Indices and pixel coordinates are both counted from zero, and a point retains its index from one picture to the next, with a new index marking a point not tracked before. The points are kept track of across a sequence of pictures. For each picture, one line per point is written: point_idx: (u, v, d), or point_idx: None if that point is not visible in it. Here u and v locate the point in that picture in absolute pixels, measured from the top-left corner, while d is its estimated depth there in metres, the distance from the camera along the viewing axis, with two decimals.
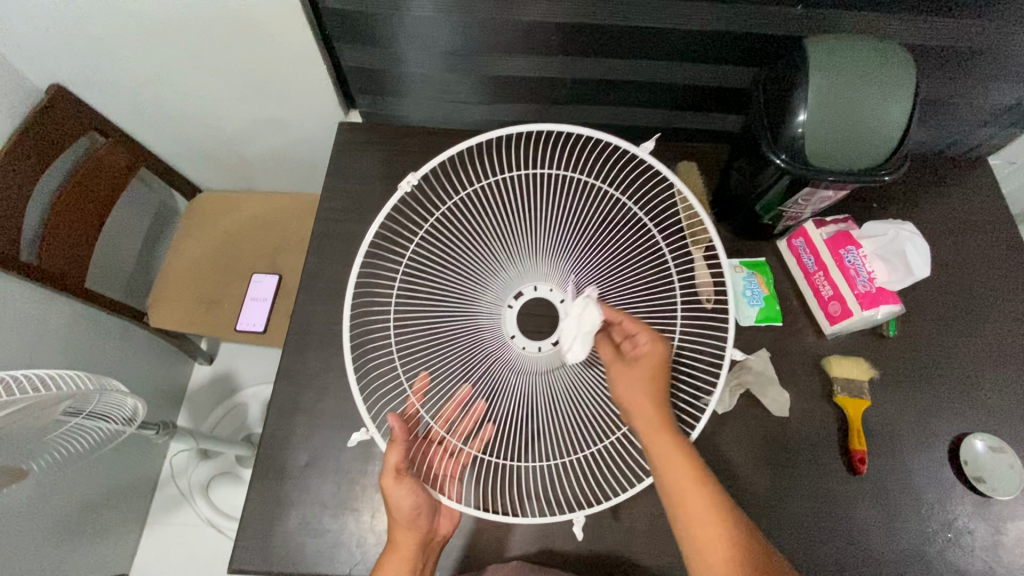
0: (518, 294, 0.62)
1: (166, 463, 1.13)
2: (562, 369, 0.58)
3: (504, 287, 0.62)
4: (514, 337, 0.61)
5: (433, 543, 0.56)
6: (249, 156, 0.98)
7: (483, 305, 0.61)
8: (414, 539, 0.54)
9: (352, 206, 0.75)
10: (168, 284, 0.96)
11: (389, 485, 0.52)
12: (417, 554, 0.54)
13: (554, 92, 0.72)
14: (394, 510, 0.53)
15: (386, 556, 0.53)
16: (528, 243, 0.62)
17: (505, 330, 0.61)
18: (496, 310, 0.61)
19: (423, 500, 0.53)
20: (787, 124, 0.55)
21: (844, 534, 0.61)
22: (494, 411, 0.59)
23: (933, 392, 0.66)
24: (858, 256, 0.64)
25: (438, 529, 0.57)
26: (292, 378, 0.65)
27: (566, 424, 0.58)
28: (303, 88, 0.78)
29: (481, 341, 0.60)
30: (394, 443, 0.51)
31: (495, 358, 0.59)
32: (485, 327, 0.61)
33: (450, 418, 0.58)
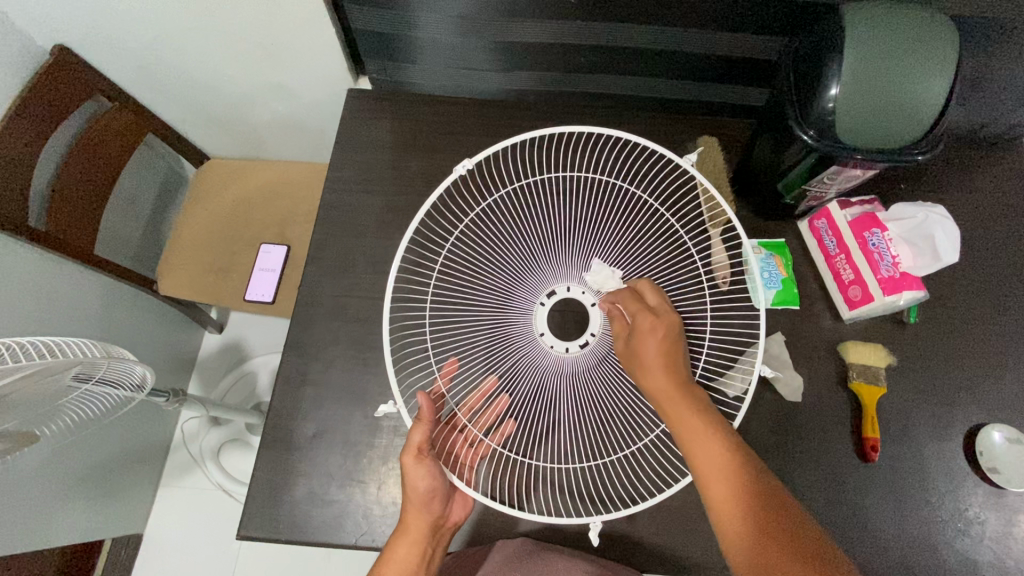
0: (550, 293, 0.58)
1: (178, 428, 1.16)
2: (592, 374, 0.56)
3: (539, 284, 0.59)
4: (543, 336, 0.57)
5: (444, 530, 0.55)
6: (258, 123, 0.96)
7: (515, 305, 0.59)
8: (424, 523, 0.53)
9: (362, 177, 0.73)
10: (176, 252, 0.96)
11: (409, 464, 0.51)
12: (428, 538, 0.53)
13: (572, 61, 0.70)
14: (409, 492, 0.52)
15: (397, 537, 0.53)
16: (565, 245, 0.60)
17: (534, 327, 0.57)
18: (528, 307, 0.58)
19: (439, 483, 0.52)
20: (816, 98, 0.53)
21: (851, 520, 0.61)
22: (518, 408, 0.59)
23: (952, 381, 0.65)
24: (882, 239, 0.61)
25: (450, 516, 0.55)
26: (300, 349, 0.65)
27: (589, 428, 0.58)
28: (313, 53, 0.76)
29: (510, 339, 0.57)
30: (420, 422, 0.50)
31: (522, 356, 0.57)
32: (516, 325, 0.58)
33: (474, 407, 0.58)
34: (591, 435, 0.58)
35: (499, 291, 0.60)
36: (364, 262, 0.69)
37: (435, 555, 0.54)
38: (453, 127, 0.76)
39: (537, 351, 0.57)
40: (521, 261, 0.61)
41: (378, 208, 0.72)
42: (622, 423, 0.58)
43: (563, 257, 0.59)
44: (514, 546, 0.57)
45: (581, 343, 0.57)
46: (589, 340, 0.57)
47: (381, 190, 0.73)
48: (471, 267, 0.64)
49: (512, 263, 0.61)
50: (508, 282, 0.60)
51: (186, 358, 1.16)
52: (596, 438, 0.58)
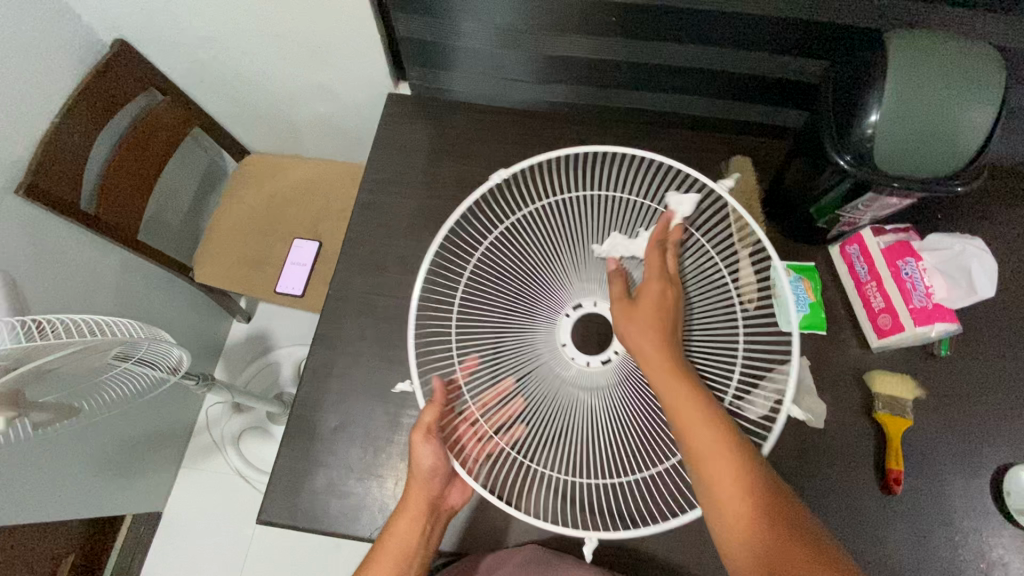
0: (576, 305, 0.60)
1: (202, 412, 1.19)
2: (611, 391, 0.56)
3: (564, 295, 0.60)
4: (565, 346, 0.58)
5: (441, 510, 0.56)
6: (298, 123, 0.99)
7: (539, 316, 0.60)
8: (423, 502, 0.54)
9: (397, 179, 0.75)
10: (213, 242, 0.99)
11: (417, 441, 0.52)
12: (427, 516, 0.54)
13: (608, 76, 0.71)
14: (414, 467, 0.53)
15: (398, 512, 0.54)
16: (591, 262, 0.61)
17: (557, 337, 0.58)
18: (551, 319, 0.60)
19: (443, 465, 0.53)
20: (854, 126, 0.53)
21: (868, 553, 0.60)
22: (531, 414, 0.57)
23: (982, 417, 0.63)
24: (916, 269, 0.61)
25: (448, 499, 0.57)
26: (328, 343, 0.67)
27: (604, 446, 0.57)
28: (356, 57, 0.78)
29: (531, 346, 0.58)
30: (433, 404, 0.52)
31: (541, 362, 0.57)
32: (539, 334, 0.59)
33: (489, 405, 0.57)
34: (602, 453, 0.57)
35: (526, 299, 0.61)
36: (394, 262, 0.71)
37: (432, 536, 0.56)
38: (488, 135, 0.77)
39: (557, 361, 0.58)
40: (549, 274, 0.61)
41: (411, 209, 0.74)
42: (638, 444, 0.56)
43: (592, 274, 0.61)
44: (526, 551, 0.58)
45: (604, 360, 0.57)
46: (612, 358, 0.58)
47: (414, 192, 0.75)
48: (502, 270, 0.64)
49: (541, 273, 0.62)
50: (535, 291, 0.61)
51: (214, 345, 1.19)
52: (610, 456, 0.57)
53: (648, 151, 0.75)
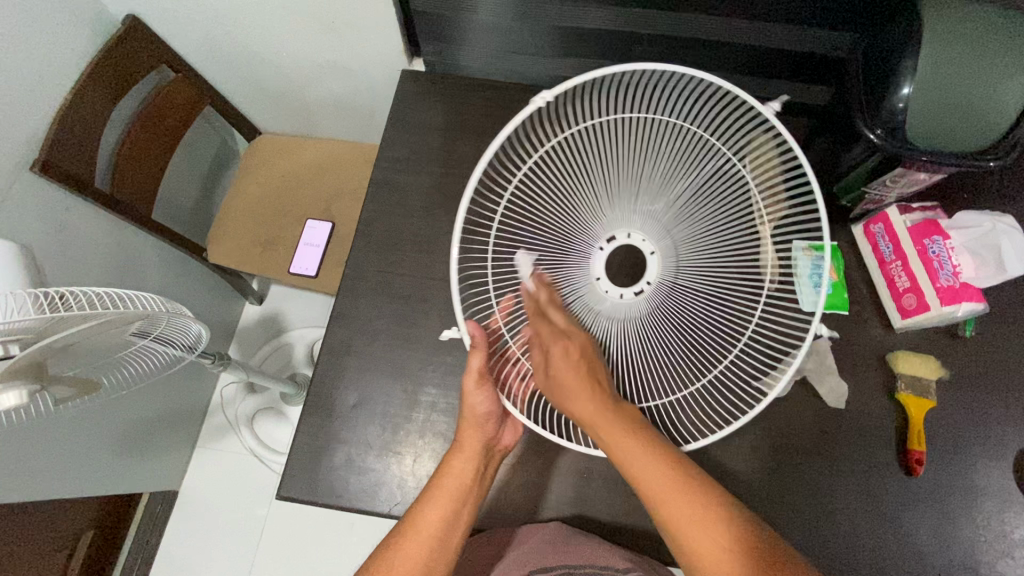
0: (610, 238, 0.57)
1: (216, 393, 1.19)
2: (645, 319, 0.55)
3: (597, 227, 0.57)
4: (599, 280, 0.57)
5: (495, 452, 0.57)
6: (310, 103, 0.98)
7: (574, 247, 0.57)
8: (477, 443, 0.54)
9: (413, 158, 0.75)
10: (226, 222, 0.99)
11: (470, 387, 0.53)
12: (481, 457, 0.54)
13: (629, 49, 0.69)
14: (467, 410, 0.54)
15: (452, 455, 0.54)
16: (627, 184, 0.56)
17: (592, 272, 0.57)
18: (587, 251, 0.57)
19: (497, 407, 0.54)
20: (885, 98, 0.52)
21: (887, 533, 0.59)
22: None
23: (1005, 399, 0.62)
24: (943, 247, 0.60)
25: (501, 439, 0.57)
26: (345, 321, 0.66)
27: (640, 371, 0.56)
28: (370, 34, 0.77)
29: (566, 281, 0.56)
30: (476, 348, 0.51)
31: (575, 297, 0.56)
32: (572, 268, 0.57)
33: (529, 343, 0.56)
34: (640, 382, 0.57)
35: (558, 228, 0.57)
36: (410, 241, 0.70)
37: (488, 475, 0.56)
38: (505, 113, 0.76)
39: (591, 295, 0.56)
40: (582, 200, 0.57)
41: (428, 188, 0.73)
42: (673, 365, 0.56)
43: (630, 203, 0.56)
44: (550, 527, 0.58)
45: (637, 291, 0.56)
46: (644, 288, 0.56)
47: (431, 170, 0.74)
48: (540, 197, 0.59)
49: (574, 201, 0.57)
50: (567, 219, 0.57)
51: (226, 327, 1.20)
52: (650, 381, 0.56)
53: None
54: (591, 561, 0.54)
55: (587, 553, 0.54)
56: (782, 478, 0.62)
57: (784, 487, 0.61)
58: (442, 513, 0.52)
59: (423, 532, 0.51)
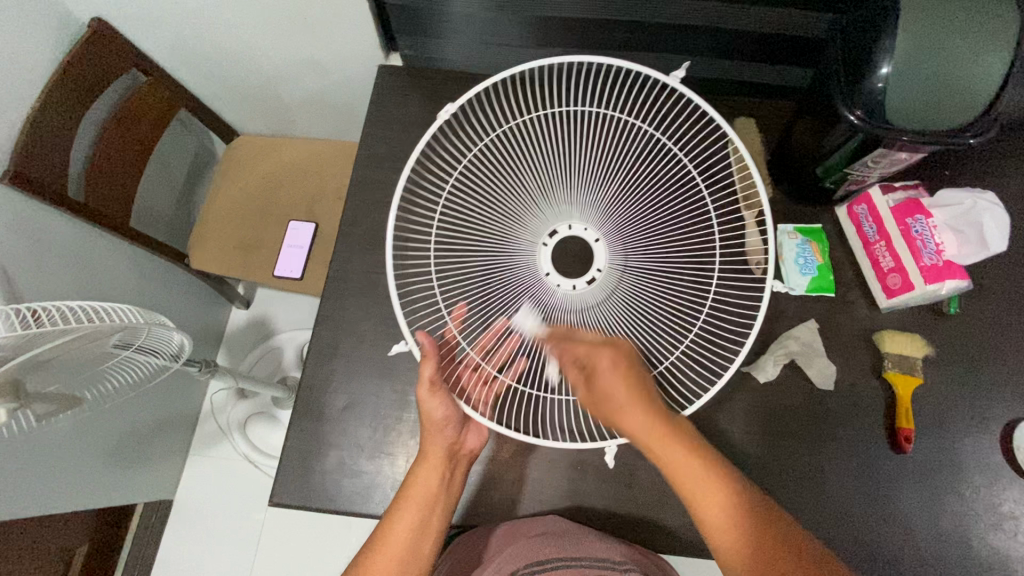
0: (553, 233, 0.57)
1: (207, 400, 1.18)
2: (601, 307, 0.54)
3: (539, 224, 0.57)
4: (548, 275, 0.56)
5: (460, 456, 0.57)
6: (288, 102, 0.96)
7: (518, 244, 0.57)
8: (440, 448, 0.55)
9: (393, 155, 0.74)
10: (207, 227, 0.97)
11: (425, 395, 0.53)
12: (445, 462, 0.55)
13: (607, 36, 0.69)
14: (426, 419, 0.54)
15: (417, 464, 0.55)
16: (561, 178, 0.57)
17: (540, 269, 0.56)
18: (531, 247, 0.57)
19: (455, 411, 0.54)
20: (862, 79, 0.52)
21: (879, 510, 0.60)
22: (527, 343, 0.55)
23: (991, 373, 0.63)
24: (926, 226, 0.60)
25: (466, 443, 0.57)
26: (331, 323, 0.66)
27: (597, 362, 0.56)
28: (345, 30, 0.76)
29: (515, 279, 0.56)
30: (427, 358, 0.52)
31: (526, 293, 0.56)
32: (518, 265, 0.57)
33: (486, 348, 0.56)
34: None
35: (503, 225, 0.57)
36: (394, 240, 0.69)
37: (456, 480, 0.56)
38: None
39: (543, 290, 0.56)
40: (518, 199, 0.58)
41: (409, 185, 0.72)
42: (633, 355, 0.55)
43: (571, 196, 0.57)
44: (545, 521, 0.57)
45: (589, 280, 0.55)
46: (596, 276, 0.55)
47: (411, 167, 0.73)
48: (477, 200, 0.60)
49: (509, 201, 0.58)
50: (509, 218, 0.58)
51: (213, 332, 1.18)
52: None
53: None
54: (592, 553, 0.53)
55: (586, 546, 0.54)
56: (774, 461, 0.62)
57: (776, 470, 0.62)
58: (410, 522, 0.52)
59: (394, 539, 0.52)
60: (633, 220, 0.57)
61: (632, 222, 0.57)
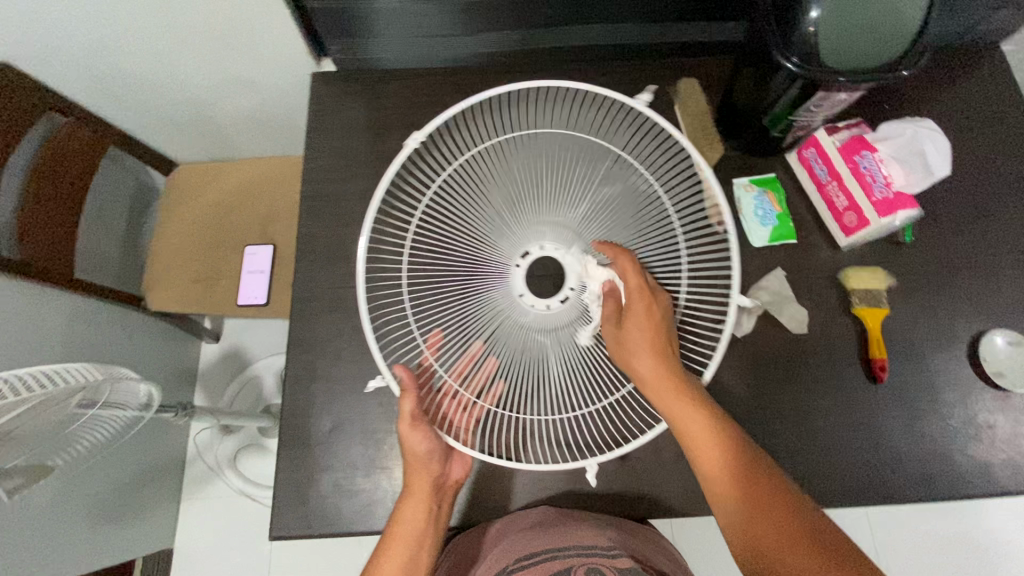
0: (524, 254, 0.62)
1: (190, 441, 1.15)
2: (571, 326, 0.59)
3: (511, 246, 0.62)
4: (522, 296, 0.61)
5: (446, 487, 0.58)
6: (225, 125, 0.93)
7: (491, 265, 0.61)
8: (426, 483, 0.55)
9: (342, 164, 0.72)
10: (161, 266, 0.93)
11: (406, 431, 0.54)
12: (431, 496, 0.55)
13: (541, 14, 0.68)
14: (410, 455, 0.55)
15: (403, 501, 0.55)
16: (530, 202, 0.61)
17: (513, 289, 0.61)
18: (504, 269, 0.62)
19: (437, 445, 0.55)
20: (796, 26, 0.52)
21: (867, 440, 0.62)
22: (505, 365, 0.59)
23: (951, 293, 0.66)
24: (873, 161, 0.61)
25: (450, 474, 0.58)
26: (304, 346, 0.64)
27: (575, 376, 0.59)
28: (272, 42, 0.73)
29: (489, 300, 0.61)
30: (406, 392, 0.53)
31: (501, 315, 0.60)
32: (493, 287, 0.61)
33: (464, 374, 0.59)
34: (577, 387, 0.59)
35: (477, 250, 0.61)
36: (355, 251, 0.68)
37: (442, 512, 0.57)
38: (429, 102, 0.74)
39: (516, 309, 0.60)
40: (489, 221, 0.61)
41: (364, 193, 0.70)
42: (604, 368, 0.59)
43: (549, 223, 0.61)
44: (538, 513, 0.59)
45: (562, 299, 0.61)
46: (570, 294, 0.61)
47: (362, 174, 0.71)
48: (448, 224, 0.62)
49: (483, 223, 0.61)
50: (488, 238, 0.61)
51: (186, 372, 1.14)
52: (586, 388, 0.59)
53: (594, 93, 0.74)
54: (575, 540, 0.53)
55: (570, 535, 0.54)
56: (763, 410, 0.63)
57: (765, 418, 0.63)
58: (399, 561, 0.52)
59: None
60: (606, 243, 0.60)
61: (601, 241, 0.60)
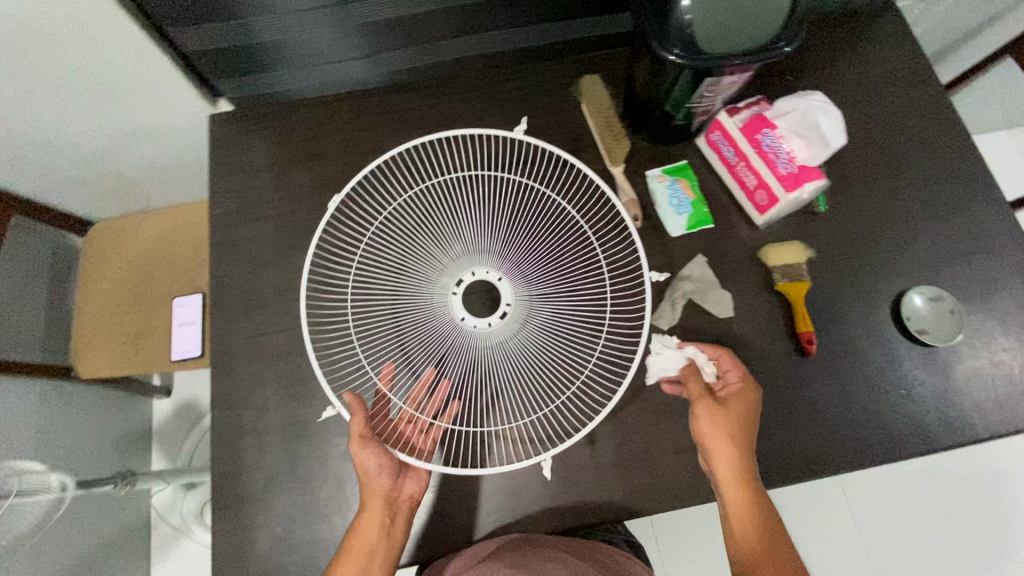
0: (460, 280, 0.59)
1: (153, 503, 1.11)
2: (517, 339, 0.57)
3: (445, 274, 0.59)
4: (464, 319, 0.58)
5: (401, 502, 0.57)
6: (134, 176, 0.89)
7: (427, 293, 0.59)
8: (378, 496, 0.55)
9: (249, 207, 0.69)
10: (88, 332, 0.89)
11: (357, 451, 0.54)
12: (383, 510, 0.55)
13: (431, 30, 0.67)
14: (361, 472, 0.55)
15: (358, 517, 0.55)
16: (457, 227, 0.61)
17: (454, 315, 0.58)
18: (442, 297, 0.59)
19: (389, 461, 0.55)
20: (672, 16, 0.52)
21: (805, 415, 0.62)
22: (457, 386, 0.59)
23: (869, 257, 0.67)
24: (774, 138, 0.62)
25: (404, 488, 0.57)
26: (227, 402, 0.62)
27: (526, 384, 0.59)
28: (160, 90, 0.70)
29: (432, 327, 0.58)
30: (355, 414, 0.53)
31: (447, 341, 0.58)
32: (433, 315, 0.58)
33: (419, 400, 0.57)
34: (527, 394, 0.59)
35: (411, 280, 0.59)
36: (272, 294, 0.66)
37: (398, 527, 0.56)
38: (333, 131, 0.72)
39: (461, 335, 0.57)
40: (420, 253, 0.60)
41: (276, 232, 0.69)
42: (551, 373, 0.59)
43: (486, 238, 0.60)
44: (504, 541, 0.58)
45: (501, 315, 0.58)
46: (507, 310, 0.58)
47: (272, 215, 0.69)
48: (382, 261, 0.62)
49: (414, 255, 0.60)
50: (420, 261, 0.60)
51: (138, 433, 1.10)
52: (536, 394, 0.59)
53: (498, 103, 0.73)
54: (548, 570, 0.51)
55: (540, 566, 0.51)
56: None
57: None
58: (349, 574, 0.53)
59: None
60: (537, 257, 0.61)
61: (530, 254, 0.60)
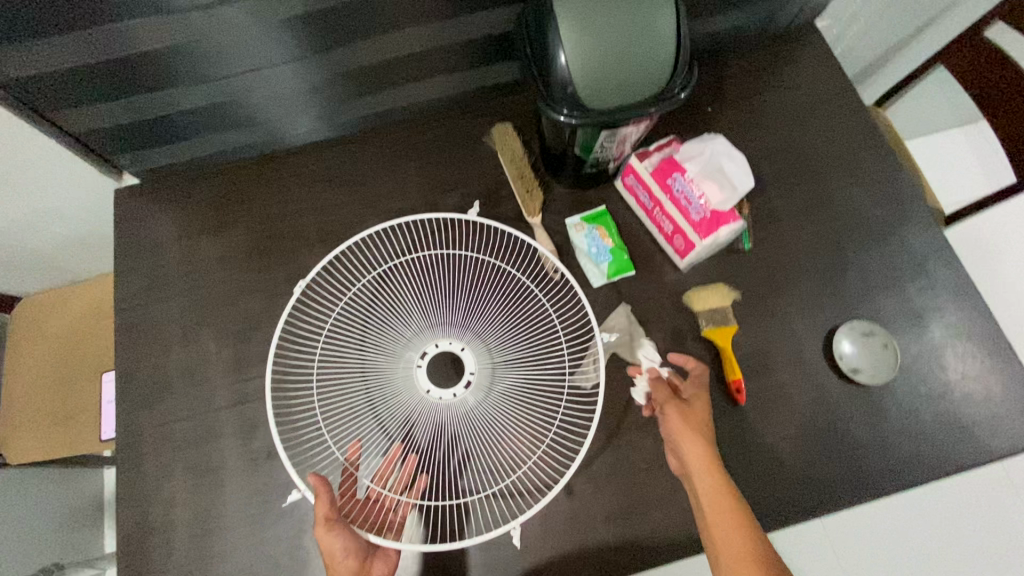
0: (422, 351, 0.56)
1: None
2: (484, 406, 0.55)
3: (407, 347, 0.57)
4: (430, 391, 0.54)
5: None
6: (54, 253, 0.86)
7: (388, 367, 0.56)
8: None
9: (156, 286, 0.67)
10: (14, 415, 0.86)
11: (322, 535, 0.49)
12: None
13: (330, 92, 0.65)
14: (329, 558, 0.50)
15: None
16: (415, 302, 0.59)
17: (419, 387, 0.55)
18: (405, 370, 0.56)
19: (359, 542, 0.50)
20: (554, 77, 0.50)
21: (741, 468, 0.59)
22: (428, 458, 0.55)
23: (797, 294, 0.64)
24: (684, 183, 0.60)
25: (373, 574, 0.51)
26: (133, 499, 0.59)
27: (497, 449, 0.55)
28: (59, 173, 0.68)
29: (394, 401, 0.55)
30: (320, 498, 0.49)
31: (412, 414, 0.54)
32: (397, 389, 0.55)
33: (387, 477, 0.54)
34: (500, 459, 0.56)
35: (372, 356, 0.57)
36: (179, 379, 0.63)
37: None
38: (242, 199, 0.70)
39: (426, 407, 0.54)
40: (380, 328, 0.58)
41: (183, 312, 0.66)
42: (522, 436, 0.56)
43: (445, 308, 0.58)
44: None
45: (466, 383, 0.55)
46: (471, 378, 0.55)
47: (179, 294, 0.67)
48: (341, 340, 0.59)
49: (374, 333, 0.58)
50: (381, 336, 0.57)
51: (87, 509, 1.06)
52: (509, 458, 0.56)
53: (411, 157, 0.71)
54: None
55: None
56: (630, 459, 0.60)
57: (633, 467, 0.60)
58: None
59: None
60: (498, 320, 0.59)
61: (490, 320, 0.59)
